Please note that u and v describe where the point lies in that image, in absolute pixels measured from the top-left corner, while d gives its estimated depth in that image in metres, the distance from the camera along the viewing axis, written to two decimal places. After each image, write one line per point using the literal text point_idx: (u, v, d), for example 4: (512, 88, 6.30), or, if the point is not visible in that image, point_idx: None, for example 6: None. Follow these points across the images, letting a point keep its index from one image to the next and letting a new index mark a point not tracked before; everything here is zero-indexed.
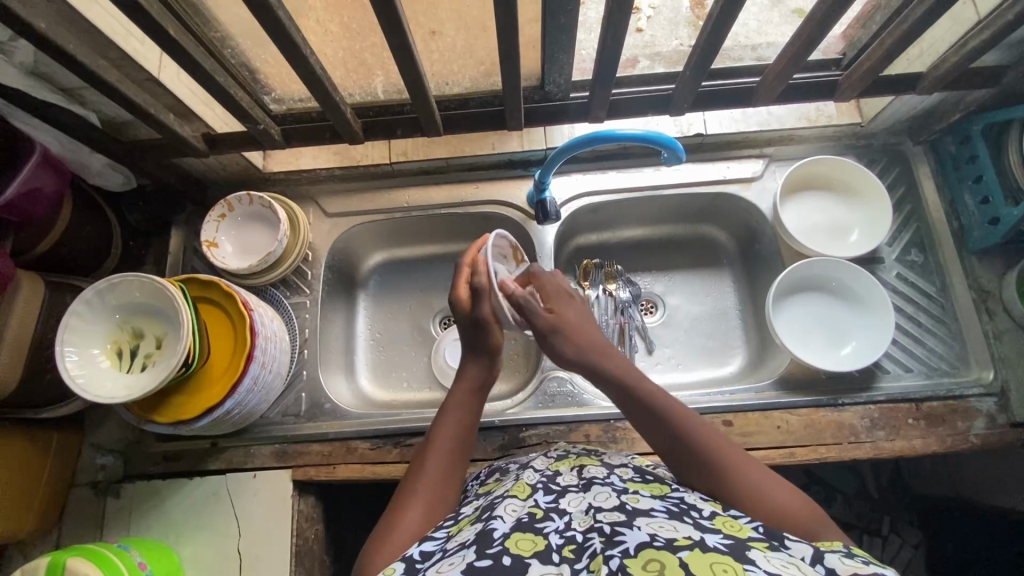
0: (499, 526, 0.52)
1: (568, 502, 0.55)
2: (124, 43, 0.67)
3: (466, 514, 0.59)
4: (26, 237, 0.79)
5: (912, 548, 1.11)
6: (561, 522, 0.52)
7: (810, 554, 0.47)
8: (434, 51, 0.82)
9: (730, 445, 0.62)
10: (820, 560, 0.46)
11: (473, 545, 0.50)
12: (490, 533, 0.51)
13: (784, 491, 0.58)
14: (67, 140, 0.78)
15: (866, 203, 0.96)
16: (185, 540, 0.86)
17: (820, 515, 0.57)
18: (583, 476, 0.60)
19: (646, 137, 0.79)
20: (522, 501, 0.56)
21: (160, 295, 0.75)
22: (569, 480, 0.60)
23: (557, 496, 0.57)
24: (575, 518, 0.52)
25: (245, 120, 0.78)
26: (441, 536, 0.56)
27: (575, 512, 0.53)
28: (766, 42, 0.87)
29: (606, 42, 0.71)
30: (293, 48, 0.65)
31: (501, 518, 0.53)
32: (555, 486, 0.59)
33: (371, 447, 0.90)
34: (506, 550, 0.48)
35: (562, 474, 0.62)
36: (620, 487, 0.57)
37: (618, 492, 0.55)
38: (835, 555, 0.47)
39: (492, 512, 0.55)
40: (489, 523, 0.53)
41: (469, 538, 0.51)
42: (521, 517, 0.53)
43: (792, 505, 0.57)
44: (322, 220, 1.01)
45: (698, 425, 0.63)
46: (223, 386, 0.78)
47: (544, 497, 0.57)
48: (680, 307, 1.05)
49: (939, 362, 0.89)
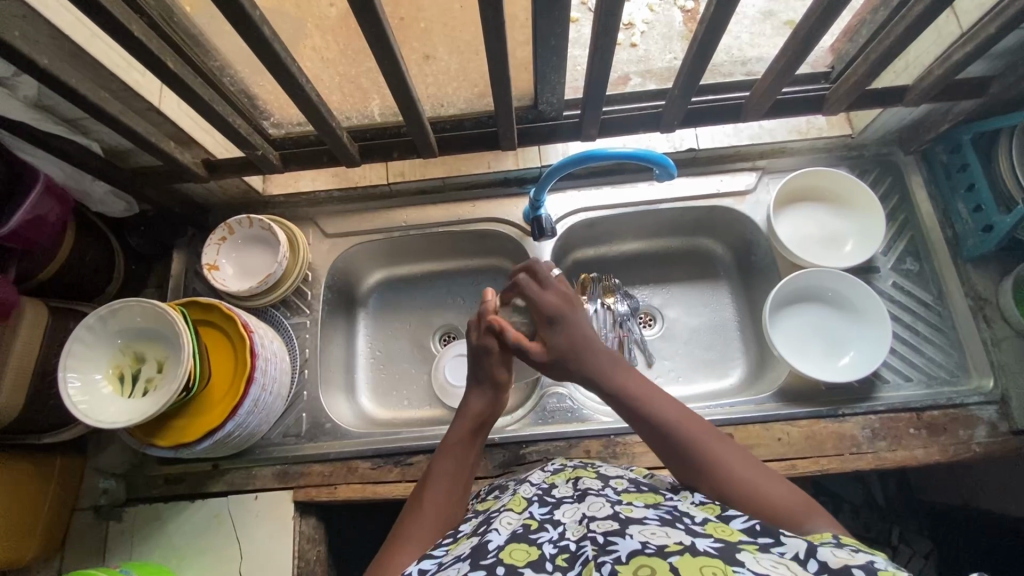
0: (494, 538, 0.52)
1: (562, 514, 0.56)
2: (126, 75, 0.69)
3: (464, 531, 0.59)
4: (30, 264, 0.81)
5: (922, 558, 1.10)
6: (555, 532, 0.52)
7: (804, 548, 0.47)
8: (429, 75, 0.87)
9: (721, 440, 0.64)
10: (814, 553, 0.46)
11: (468, 558, 0.50)
12: (484, 545, 0.51)
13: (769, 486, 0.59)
14: (71, 169, 0.80)
15: (860, 214, 0.96)
16: (186, 563, 0.86)
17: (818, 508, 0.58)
18: (578, 488, 0.61)
19: (636, 155, 0.80)
20: (517, 515, 0.57)
21: (160, 319, 0.76)
22: (564, 492, 0.61)
23: (552, 508, 0.57)
24: (568, 529, 0.53)
25: (244, 147, 0.80)
26: (440, 550, 0.56)
27: (569, 522, 0.54)
28: (755, 58, 0.93)
29: (596, 62, 0.72)
30: (288, 76, 0.66)
31: (497, 531, 0.53)
32: (550, 499, 0.60)
33: (372, 467, 0.90)
34: (500, 560, 0.48)
35: (557, 487, 0.63)
36: (615, 497, 0.57)
37: (613, 501, 0.56)
38: (829, 548, 0.47)
39: (488, 525, 0.55)
40: (485, 536, 0.53)
41: (465, 551, 0.52)
42: (516, 528, 0.53)
43: (782, 495, 0.58)
44: (322, 240, 1.02)
45: (691, 421, 0.66)
46: (224, 408, 0.79)
47: (539, 509, 0.57)
48: (679, 319, 1.05)
49: (938, 370, 0.89)
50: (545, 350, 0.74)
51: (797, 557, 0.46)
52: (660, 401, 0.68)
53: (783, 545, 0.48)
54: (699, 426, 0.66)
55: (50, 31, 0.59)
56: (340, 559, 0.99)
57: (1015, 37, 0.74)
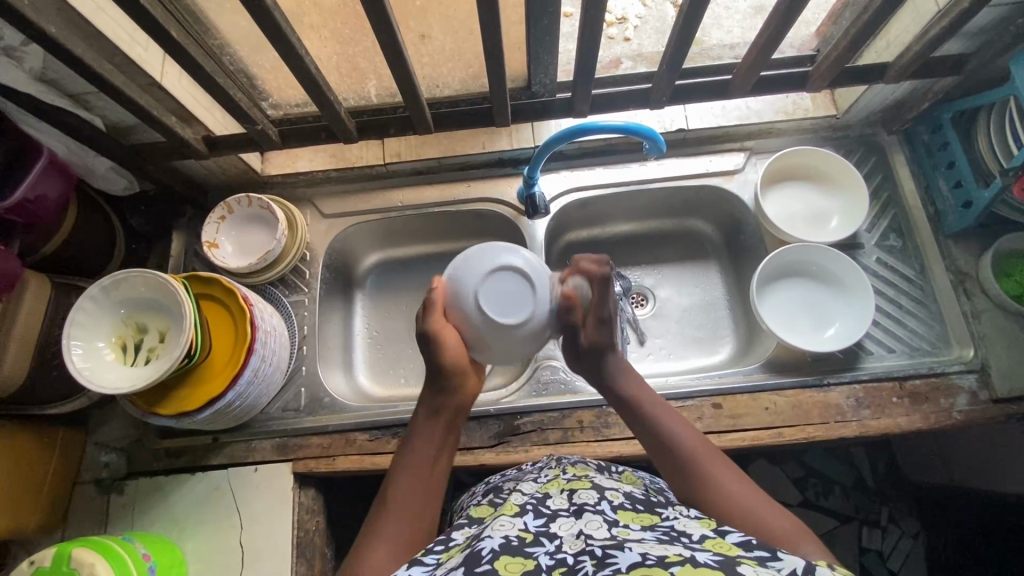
0: (487, 544, 0.54)
1: (559, 526, 0.57)
2: (129, 49, 0.71)
3: (457, 543, 0.59)
4: (35, 239, 0.83)
5: (910, 538, 1.14)
6: (551, 545, 0.54)
7: (802, 566, 0.46)
8: (425, 54, 0.88)
9: (721, 459, 0.64)
10: (812, 571, 0.46)
11: (461, 565, 0.51)
12: (478, 551, 0.52)
13: (773, 518, 0.57)
14: (75, 144, 0.81)
15: (844, 191, 0.99)
16: (188, 533, 0.87)
17: (811, 535, 0.56)
18: (574, 501, 0.62)
19: (627, 128, 0.82)
20: (512, 521, 0.58)
21: (163, 290, 0.78)
22: (559, 504, 0.62)
23: (548, 520, 0.59)
24: (564, 542, 0.54)
25: (244, 121, 0.82)
26: (430, 562, 0.56)
27: (565, 536, 0.55)
28: (743, 43, 0.94)
29: (585, 42, 0.75)
30: (287, 46, 0.68)
31: (491, 537, 0.55)
32: (545, 509, 0.61)
33: (370, 439, 0.92)
34: (493, 570, 0.50)
35: (551, 497, 0.64)
36: (612, 517, 0.59)
37: (609, 522, 0.57)
38: (826, 570, 0.46)
39: (482, 533, 0.57)
40: (479, 543, 0.55)
41: (458, 560, 0.53)
42: (510, 539, 0.55)
43: (776, 524, 0.57)
44: (320, 221, 1.04)
45: (695, 437, 0.67)
46: (225, 377, 0.80)
47: (534, 520, 0.59)
48: (670, 299, 1.08)
49: (921, 341, 0.92)
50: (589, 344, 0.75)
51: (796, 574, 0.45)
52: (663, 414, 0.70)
53: (780, 560, 0.48)
54: (700, 444, 0.66)
55: (56, 3, 0.61)
56: (340, 534, 1.01)
57: (989, 14, 0.77)
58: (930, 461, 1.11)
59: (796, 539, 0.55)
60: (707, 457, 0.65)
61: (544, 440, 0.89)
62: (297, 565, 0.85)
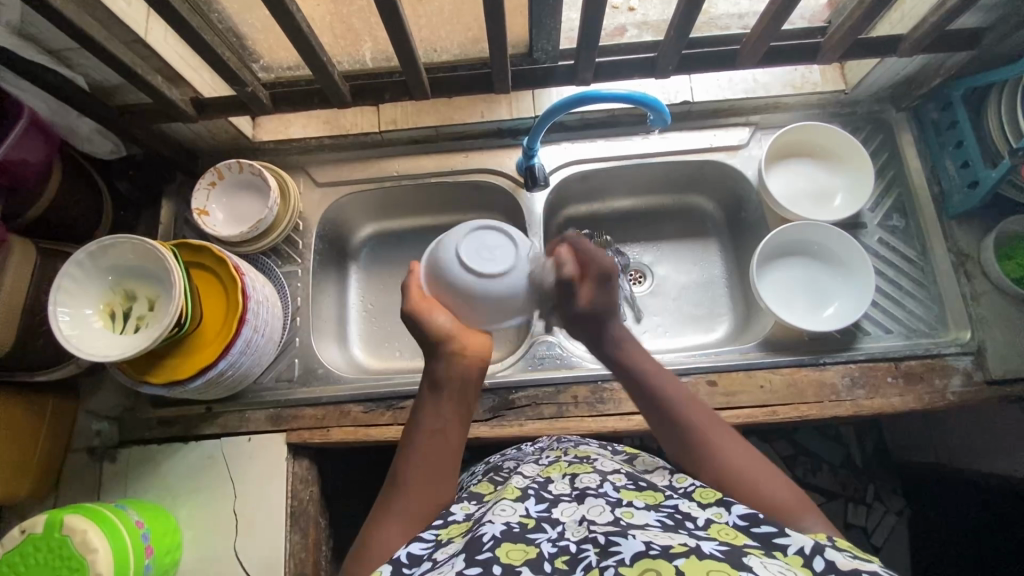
0: (489, 530, 0.53)
1: (561, 512, 0.57)
2: (110, 2, 0.67)
3: (456, 519, 0.60)
4: (18, 202, 0.80)
5: (895, 515, 1.15)
6: (553, 532, 0.53)
7: (810, 544, 0.48)
8: (422, 16, 0.84)
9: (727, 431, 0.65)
10: (820, 551, 0.47)
11: (462, 553, 0.50)
12: (480, 538, 0.51)
13: (775, 488, 0.60)
14: (55, 104, 0.78)
15: (850, 168, 0.97)
16: (181, 501, 0.87)
17: (809, 504, 0.59)
18: (576, 486, 0.62)
19: (630, 97, 0.79)
20: (514, 506, 0.58)
21: (151, 257, 0.76)
22: (561, 489, 0.62)
23: (550, 506, 0.58)
24: (567, 529, 0.53)
25: (232, 82, 0.79)
26: (430, 538, 0.57)
27: (568, 523, 0.55)
28: (752, 11, 0.90)
29: (590, 6, 0.72)
30: (277, 3, 0.64)
31: (492, 523, 0.54)
32: (548, 494, 0.61)
33: (364, 411, 0.91)
34: (496, 559, 0.49)
35: (553, 482, 0.64)
36: (614, 498, 0.58)
37: (612, 505, 0.57)
38: (835, 550, 0.47)
39: (485, 516, 0.56)
40: (481, 528, 0.54)
41: (460, 547, 0.52)
42: (512, 525, 0.54)
43: (781, 494, 0.59)
44: (313, 189, 1.02)
45: (693, 405, 0.67)
46: (217, 346, 0.79)
47: (536, 506, 0.58)
48: (668, 276, 1.07)
49: (919, 323, 0.92)
50: (588, 307, 0.72)
51: (802, 553, 0.47)
52: (669, 387, 0.69)
53: (787, 537, 0.49)
54: (701, 413, 0.67)
55: None
56: (331, 503, 1.01)
57: None
58: (920, 441, 1.12)
59: (799, 509, 0.58)
60: (712, 429, 0.65)
61: (539, 414, 0.89)
62: (290, 532, 0.86)
